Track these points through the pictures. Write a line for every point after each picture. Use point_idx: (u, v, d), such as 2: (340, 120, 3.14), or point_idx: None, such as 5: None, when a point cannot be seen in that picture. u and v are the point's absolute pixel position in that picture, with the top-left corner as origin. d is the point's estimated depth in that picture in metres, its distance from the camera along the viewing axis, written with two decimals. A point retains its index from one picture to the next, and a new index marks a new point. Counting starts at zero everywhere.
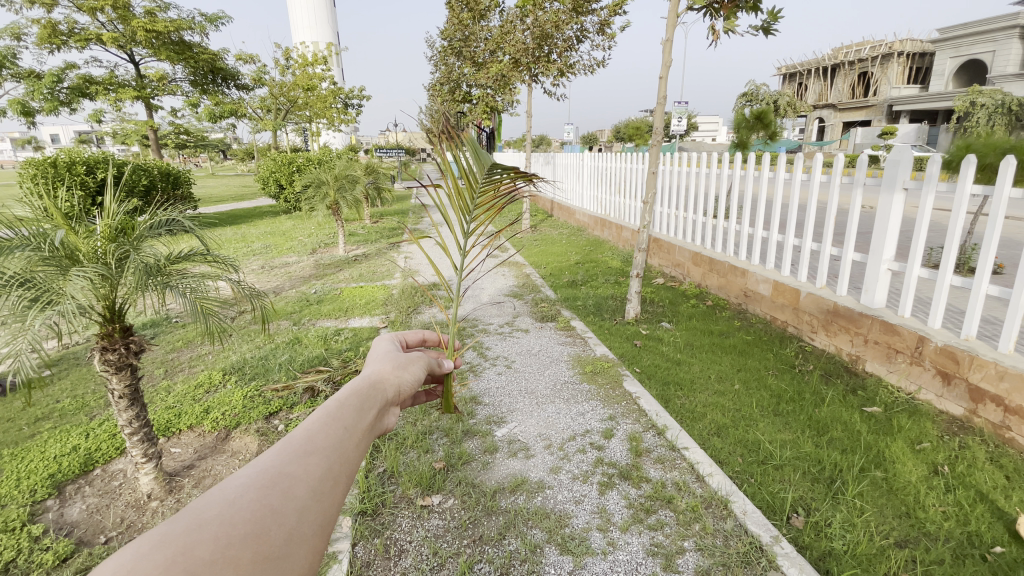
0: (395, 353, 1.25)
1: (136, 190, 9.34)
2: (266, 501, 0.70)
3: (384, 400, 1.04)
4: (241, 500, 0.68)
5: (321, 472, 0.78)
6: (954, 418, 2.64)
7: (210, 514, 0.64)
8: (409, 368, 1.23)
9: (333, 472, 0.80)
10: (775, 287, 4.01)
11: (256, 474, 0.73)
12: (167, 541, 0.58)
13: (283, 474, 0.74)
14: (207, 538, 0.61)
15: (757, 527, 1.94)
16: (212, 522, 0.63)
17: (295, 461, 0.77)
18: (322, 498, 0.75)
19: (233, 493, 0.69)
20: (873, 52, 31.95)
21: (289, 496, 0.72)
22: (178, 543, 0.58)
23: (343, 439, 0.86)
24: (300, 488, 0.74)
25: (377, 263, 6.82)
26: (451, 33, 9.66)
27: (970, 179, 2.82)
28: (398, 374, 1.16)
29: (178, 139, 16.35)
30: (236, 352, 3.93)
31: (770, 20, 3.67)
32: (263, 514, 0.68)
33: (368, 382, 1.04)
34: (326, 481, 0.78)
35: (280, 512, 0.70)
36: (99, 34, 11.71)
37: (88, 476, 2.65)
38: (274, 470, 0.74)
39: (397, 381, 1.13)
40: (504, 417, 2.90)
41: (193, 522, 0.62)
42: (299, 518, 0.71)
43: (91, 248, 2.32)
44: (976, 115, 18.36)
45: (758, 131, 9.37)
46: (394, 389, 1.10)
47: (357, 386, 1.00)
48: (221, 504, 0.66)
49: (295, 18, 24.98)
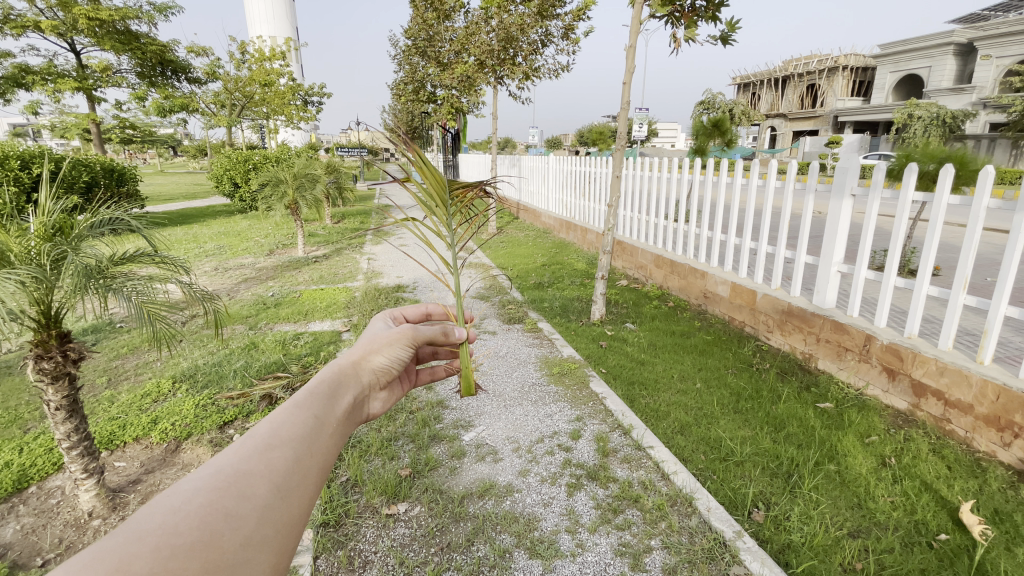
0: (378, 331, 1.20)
1: (77, 186, 8.76)
2: (220, 504, 0.67)
3: (359, 386, 1.02)
4: (192, 503, 0.65)
5: (284, 467, 0.76)
6: (899, 412, 2.78)
7: (160, 515, 0.62)
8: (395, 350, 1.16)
9: (299, 466, 0.78)
10: (733, 288, 4.15)
11: (212, 475, 0.70)
12: (104, 555, 0.55)
13: (240, 473, 0.71)
14: (149, 548, 0.58)
15: (720, 522, 1.98)
16: (154, 532, 0.60)
17: (256, 459, 0.74)
18: (284, 497, 0.74)
19: (183, 496, 0.65)
20: (820, 65, 33.64)
21: (245, 499, 0.69)
22: (116, 556, 0.55)
23: (313, 431, 0.84)
24: (259, 488, 0.72)
25: (338, 264, 6.63)
26: (415, 33, 9.43)
27: (911, 186, 2.96)
28: (380, 357, 1.11)
29: (123, 134, 15.45)
30: (187, 358, 3.74)
31: (727, 31, 3.79)
32: (216, 518, 0.65)
33: (339, 365, 1.01)
34: (291, 475, 0.76)
35: (236, 515, 0.67)
36: (37, 21, 10.99)
37: (23, 494, 2.45)
38: (232, 468, 0.72)
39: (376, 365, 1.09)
40: (471, 421, 2.87)
41: (135, 534, 0.58)
42: (259, 520, 0.69)
43: (23, 247, 2.15)
44: (913, 126, 19.64)
45: (715, 138, 9.71)
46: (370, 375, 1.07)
47: (325, 374, 0.97)
48: (169, 510, 0.63)
49: (250, 11, 24.02)
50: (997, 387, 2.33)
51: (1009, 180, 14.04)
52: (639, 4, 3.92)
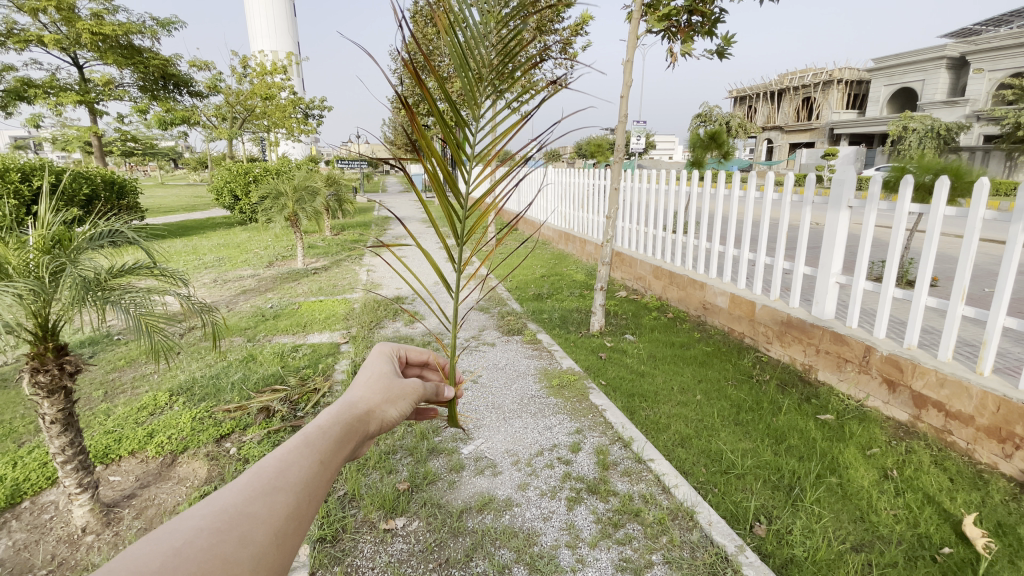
0: (386, 374, 1.20)
1: (77, 199, 8.79)
2: (218, 548, 0.66)
3: (365, 434, 1.01)
4: (191, 545, 0.64)
5: (286, 512, 0.75)
6: (900, 424, 2.77)
7: (161, 551, 0.62)
8: (398, 401, 1.16)
9: (300, 511, 0.77)
10: (731, 299, 4.14)
11: (215, 514, 0.70)
12: None
13: (242, 514, 0.71)
14: None
15: (722, 537, 1.96)
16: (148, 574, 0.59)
17: (258, 500, 0.74)
18: (283, 542, 0.72)
19: (184, 535, 0.65)
20: (815, 79, 34.07)
21: (243, 544, 0.68)
22: None
23: (317, 474, 0.83)
24: (259, 532, 0.71)
25: (338, 276, 6.64)
26: (415, 48, 9.63)
27: (908, 198, 2.97)
28: (390, 407, 1.12)
29: (124, 147, 15.54)
30: (185, 370, 3.72)
31: (724, 46, 3.84)
32: (214, 562, 0.64)
33: (349, 408, 1.00)
34: (292, 521, 0.75)
35: (232, 560, 0.66)
36: (41, 36, 11.14)
37: (15, 509, 2.42)
38: (235, 509, 0.71)
39: (382, 414, 1.08)
40: (470, 433, 2.84)
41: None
42: (255, 566, 0.67)
43: (22, 260, 2.15)
44: (908, 139, 19.86)
45: (712, 151, 9.78)
46: (377, 423, 1.06)
47: (336, 414, 0.97)
48: (169, 551, 0.62)
49: (252, 25, 24.30)
50: (997, 398, 2.32)
51: (1004, 192, 14.17)
52: (637, 19, 3.97)
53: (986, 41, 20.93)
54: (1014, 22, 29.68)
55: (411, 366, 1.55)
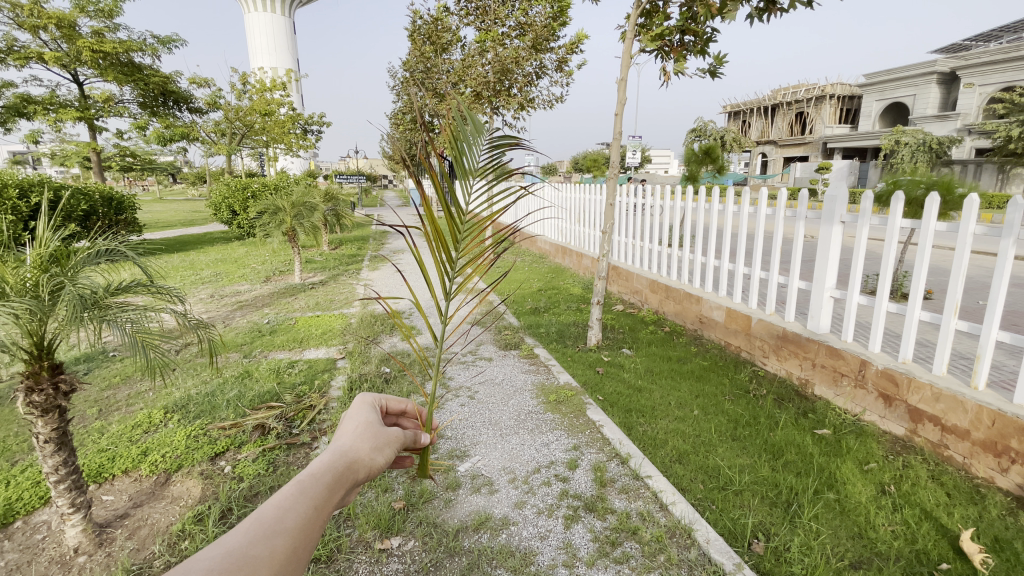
0: (375, 421, 1.20)
1: (75, 215, 8.80)
2: None
3: (356, 482, 1.01)
4: None
5: (284, 555, 0.76)
6: (897, 438, 2.77)
7: None
8: (387, 448, 1.15)
9: (297, 555, 0.78)
10: (727, 313, 4.16)
11: (220, 556, 0.71)
12: None
13: (246, 556, 0.73)
14: None
15: (720, 555, 1.95)
16: None
17: (260, 542, 0.75)
18: None
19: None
20: (808, 94, 34.55)
21: None
22: None
23: (312, 518, 0.84)
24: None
25: (335, 291, 6.66)
26: (413, 65, 9.89)
27: (900, 213, 3.00)
28: (378, 453, 1.12)
29: (122, 162, 15.60)
30: (180, 388, 3.70)
31: (716, 65, 3.92)
32: None
33: (341, 454, 1.01)
34: (290, 566, 0.76)
35: None
36: (42, 53, 11.27)
37: (7, 529, 2.39)
38: (239, 551, 0.73)
39: (372, 462, 1.07)
40: (467, 450, 2.83)
41: None
42: None
43: (19, 278, 2.14)
44: (900, 153, 20.16)
45: (707, 166, 9.88)
46: (368, 471, 1.05)
47: (330, 458, 0.98)
48: None
49: (252, 43, 24.58)
50: (992, 413, 2.33)
51: (997, 205, 14.34)
52: (630, 38, 4.05)
53: (975, 57, 21.33)
54: (1003, 37, 30.21)
55: (388, 417, 1.48)
